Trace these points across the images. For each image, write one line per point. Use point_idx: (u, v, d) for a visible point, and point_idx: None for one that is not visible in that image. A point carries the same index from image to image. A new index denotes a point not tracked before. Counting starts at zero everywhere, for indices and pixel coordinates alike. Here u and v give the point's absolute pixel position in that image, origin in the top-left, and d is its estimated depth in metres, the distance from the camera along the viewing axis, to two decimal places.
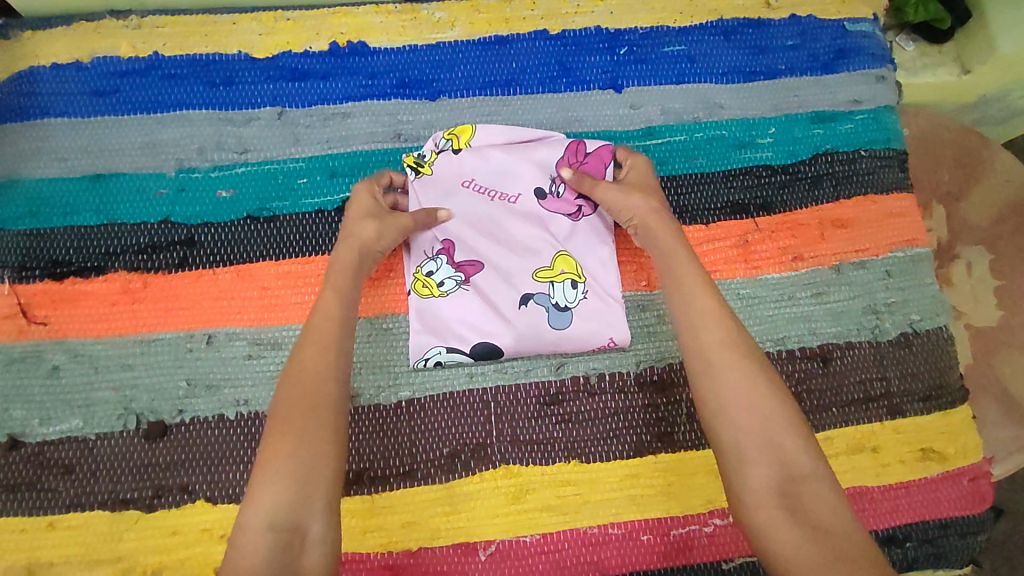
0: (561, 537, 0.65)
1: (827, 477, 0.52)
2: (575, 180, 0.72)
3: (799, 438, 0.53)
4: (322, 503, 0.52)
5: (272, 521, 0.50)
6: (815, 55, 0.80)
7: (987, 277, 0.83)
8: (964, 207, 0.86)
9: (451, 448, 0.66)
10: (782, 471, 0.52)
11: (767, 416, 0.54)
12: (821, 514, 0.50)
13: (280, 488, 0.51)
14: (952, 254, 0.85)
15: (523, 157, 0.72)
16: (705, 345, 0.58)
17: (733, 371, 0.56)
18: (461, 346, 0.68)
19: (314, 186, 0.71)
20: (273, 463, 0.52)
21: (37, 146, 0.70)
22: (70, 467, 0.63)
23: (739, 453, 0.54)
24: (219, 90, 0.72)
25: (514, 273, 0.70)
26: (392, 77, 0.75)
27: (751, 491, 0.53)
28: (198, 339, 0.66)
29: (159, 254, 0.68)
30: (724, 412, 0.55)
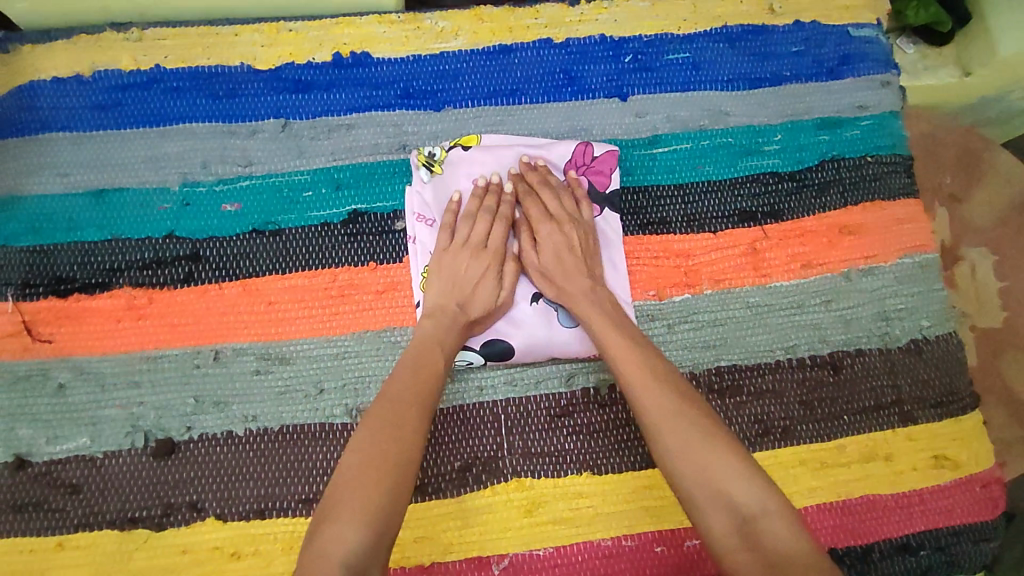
0: (574, 550, 0.65)
1: (777, 509, 0.52)
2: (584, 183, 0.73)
3: (739, 475, 0.53)
4: (384, 555, 0.51)
5: (350, 558, 0.49)
6: (819, 61, 0.80)
7: (991, 280, 0.85)
8: (967, 210, 0.88)
9: (463, 462, 0.66)
10: (734, 513, 0.52)
11: (705, 462, 0.54)
12: (787, 551, 0.49)
13: (359, 528, 0.50)
14: (955, 256, 0.87)
15: (537, 158, 0.72)
16: (641, 402, 0.59)
17: (666, 426, 0.57)
18: (470, 344, 0.67)
19: (320, 199, 0.71)
20: (352, 499, 0.51)
21: (39, 161, 0.69)
22: (77, 486, 0.62)
23: (693, 504, 0.54)
24: (222, 103, 0.72)
25: (521, 274, 0.70)
26: (396, 88, 0.74)
27: (714, 537, 0.52)
28: (205, 355, 0.66)
29: (164, 269, 0.67)
30: (670, 467, 0.56)
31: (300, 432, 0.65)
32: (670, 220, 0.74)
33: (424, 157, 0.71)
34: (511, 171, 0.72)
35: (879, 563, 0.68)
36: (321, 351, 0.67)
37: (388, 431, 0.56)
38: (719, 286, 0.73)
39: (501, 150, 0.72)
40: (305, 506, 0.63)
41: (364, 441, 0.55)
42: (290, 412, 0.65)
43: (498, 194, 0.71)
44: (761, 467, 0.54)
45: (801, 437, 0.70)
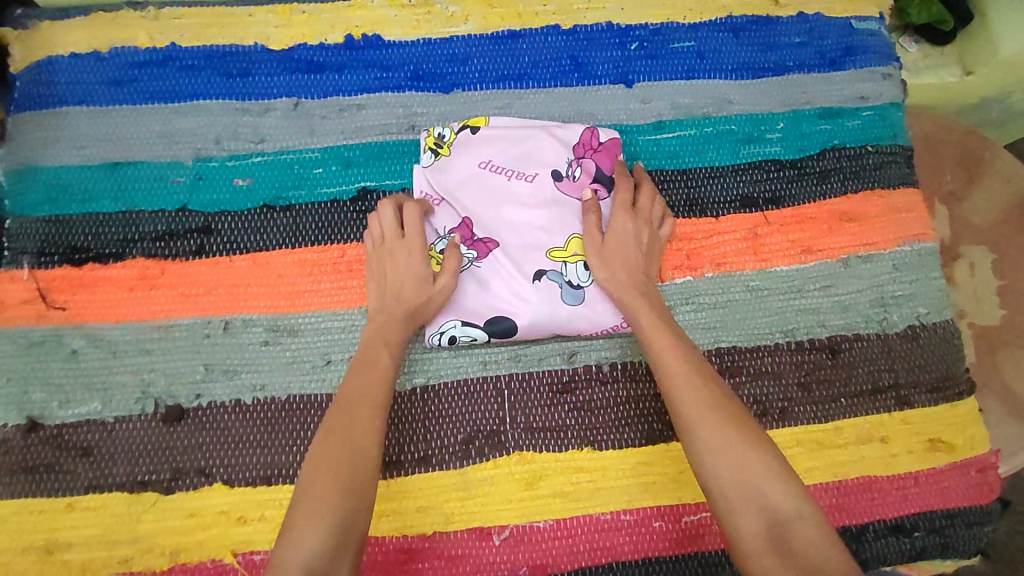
0: (574, 522, 0.66)
1: (811, 516, 0.52)
2: (589, 165, 0.73)
3: (776, 479, 0.54)
4: (351, 556, 0.51)
5: (309, 563, 0.48)
6: (822, 53, 0.81)
7: (990, 277, 0.84)
8: (967, 207, 0.87)
9: (467, 434, 0.67)
10: (769, 515, 0.52)
11: (746, 462, 0.55)
12: (815, 555, 0.49)
13: (319, 535, 0.50)
14: (954, 253, 0.86)
15: (544, 141, 0.73)
16: (681, 401, 0.59)
17: (707, 423, 0.57)
18: (474, 320, 0.68)
19: (330, 176, 0.72)
20: (313, 507, 0.52)
21: (56, 134, 0.71)
22: (88, 449, 0.63)
23: (725, 503, 0.54)
24: (236, 81, 0.73)
25: (527, 252, 0.70)
26: (406, 70, 0.76)
27: (743, 539, 0.52)
28: (215, 325, 0.67)
29: (176, 241, 0.69)
30: (706, 466, 0.56)
31: (306, 402, 0.66)
32: (673, 204, 0.75)
33: (430, 140, 0.73)
34: (518, 152, 0.73)
35: (872, 543, 0.69)
36: (328, 324, 0.68)
37: (346, 432, 0.57)
38: (720, 270, 0.74)
39: (508, 133, 0.73)
40: None
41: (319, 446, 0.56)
42: (297, 382, 0.67)
43: (505, 177, 0.72)
44: (794, 473, 0.55)
45: (799, 418, 0.71)
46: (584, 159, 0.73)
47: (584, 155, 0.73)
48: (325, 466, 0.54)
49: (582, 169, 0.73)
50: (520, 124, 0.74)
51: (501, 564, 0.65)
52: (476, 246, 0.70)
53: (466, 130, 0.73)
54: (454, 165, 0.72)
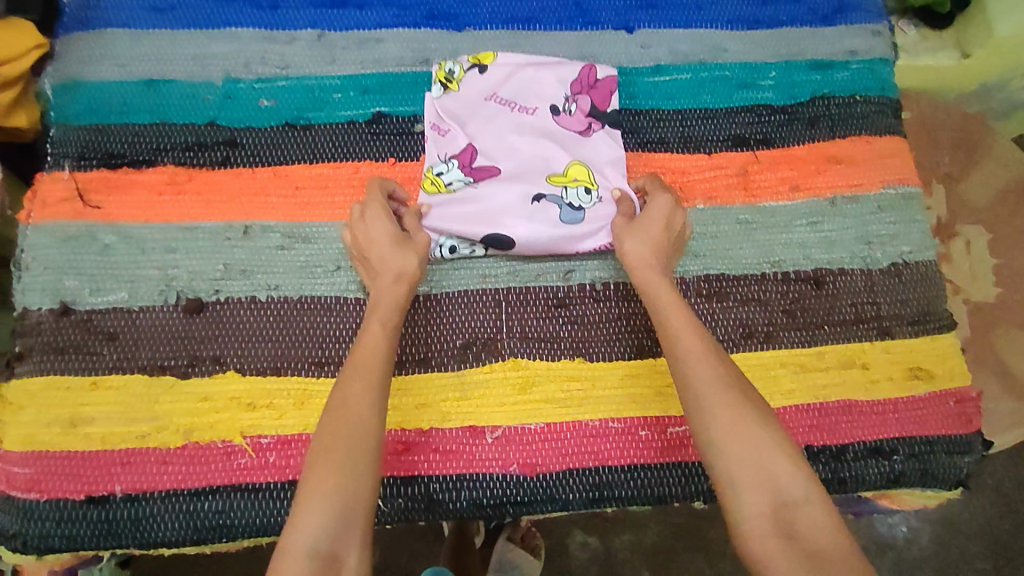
0: (564, 427, 0.70)
1: (819, 502, 0.55)
2: (585, 100, 0.77)
3: (786, 462, 0.57)
4: (359, 531, 0.54)
5: (312, 548, 0.52)
6: (815, 9, 0.86)
7: (985, 256, 0.92)
8: (963, 188, 0.95)
9: (465, 340, 0.71)
10: (776, 498, 0.55)
11: (756, 446, 0.57)
12: (820, 540, 0.53)
13: (318, 520, 0.53)
14: (952, 231, 0.93)
15: (545, 77, 0.77)
16: (692, 377, 0.61)
17: (720, 404, 0.59)
18: (473, 236, 0.71)
19: (348, 101, 0.77)
20: (313, 492, 0.54)
21: (99, 52, 0.76)
22: (114, 334, 0.68)
23: (732, 482, 0.57)
24: (265, 12, 0.79)
25: (527, 177, 0.74)
26: (422, 10, 0.81)
27: (747, 518, 0.55)
28: (236, 229, 0.72)
29: (203, 152, 0.74)
30: (716, 443, 0.58)
31: (317, 302, 0.71)
32: (668, 141, 0.80)
33: (439, 75, 0.77)
34: (520, 88, 0.77)
35: (852, 463, 0.72)
36: (341, 233, 0.73)
37: (343, 423, 0.58)
38: (711, 203, 0.78)
39: (513, 69, 0.77)
40: (318, 367, 0.69)
41: (320, 434, 0.58)
42: (310, 284, 0.71)
43: (509, 110, 0.76)
44: (801, 457, 0.58)
45: (783, 341, 0.74)
46: (581, 95, 0.77)
47: (581, 91, 0.77)
48: (325, 445, 0.57)
49: (579, 104, 0.77)
50: (523, 61, 0.78)
51: (493, 461, 0.69)
52: (475, 172, 0.74)
53: (476, 67, 0.77)
54: (460, 99, 0.76)
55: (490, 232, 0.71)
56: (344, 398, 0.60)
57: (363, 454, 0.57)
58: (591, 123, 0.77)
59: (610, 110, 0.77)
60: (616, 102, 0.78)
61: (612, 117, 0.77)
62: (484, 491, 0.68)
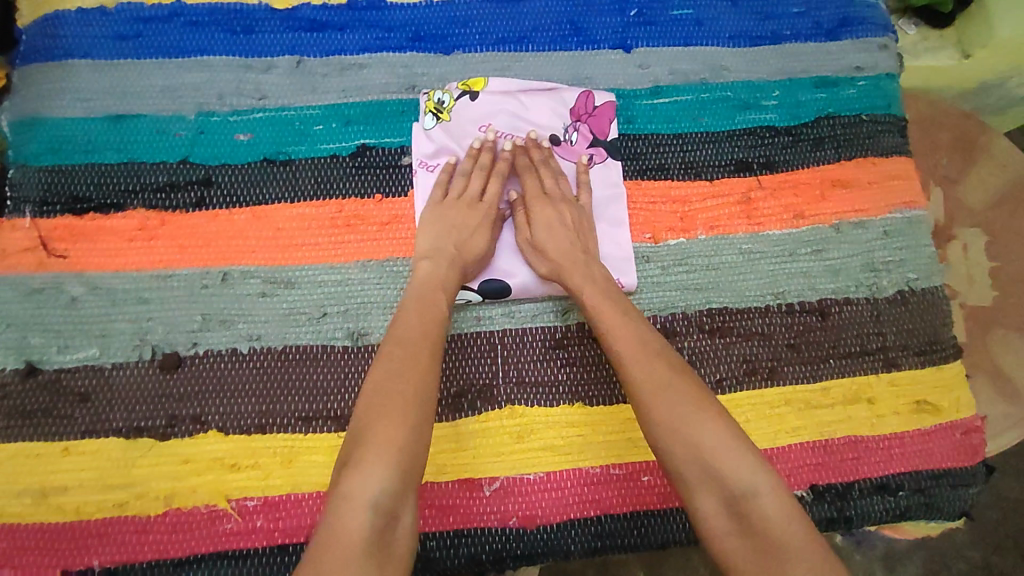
0: (564, 475, 0.67)
1: (768, 491, 0.53)
2: (585, 131, 0.75)
3: (727, 455, 0.54)
4: (414, 492, 0.54)
5: (376, 501, 0.51)
6: (819, 23, 0.82)
7: (983, 259, 0.85)
8: (961, 189, 0.87)
9: (459, 388, 0.68)
10: (725, 493, 0.53)
11: (695, 442, 0.55)
12: (775, 533, 0.51)
13: (385, 472, 0.52)
14: (949, 234, 0.87)
15: (541, 106, 0.74)
16: (632, 383, 0.60)
17: (656, 404, 0.57)
18: (470, 283, 0.70)
19: (330, 133, 0.73)
20: (379, 443, 0.53)
21: (60, 86, 0.71)
22: (86, 394, 0.64)
23: (684, 483, 0.55)
24: (239, 38, 0.74)
25: (524, 216, 0.72)
26: (407, 31, 0.77)
27: (703, 519, 0.54)
28: (213, 276, 0.68)
29: (175, 193, 0.70)
30: (663, 450, 0.57)
31: (303, 352, 0.67)
32: (669, 166, 0.76)
33: (431, 104, 0.73)
34: (517, 116, 0.74)
35: (858, 501, 0.70)
36: (325, 277, 0.69)
37: (402, 381, 0.57)
38: (713, 232, 0.75)
39: (506, 97, 0.74)
40: (305, 422, 0.65)
41: (384, 384, 0.57)
42: (294, 333, 0.68)
43: (507, 142, 0.73)
44: (749, 443, 0.55)
45: (789, 377, 0.72)
46: (580, 125, 0.75)
47: (579, 120, 0.75)
48: (394, 400, 0.56)
49: (579, 133, 0.75)
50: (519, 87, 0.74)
51: (491, 515, 0.66)
52: None
53: (467, 94, 0.73)
54: (454, 129, 0.73)
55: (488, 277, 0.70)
56: (408, 357, 0.59)
57: (421, 411, 0.56)
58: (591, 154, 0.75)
59: (608, 137, 0.75)
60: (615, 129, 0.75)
61: (612, 145, 0.75)
62: (482, 547, 0.65)
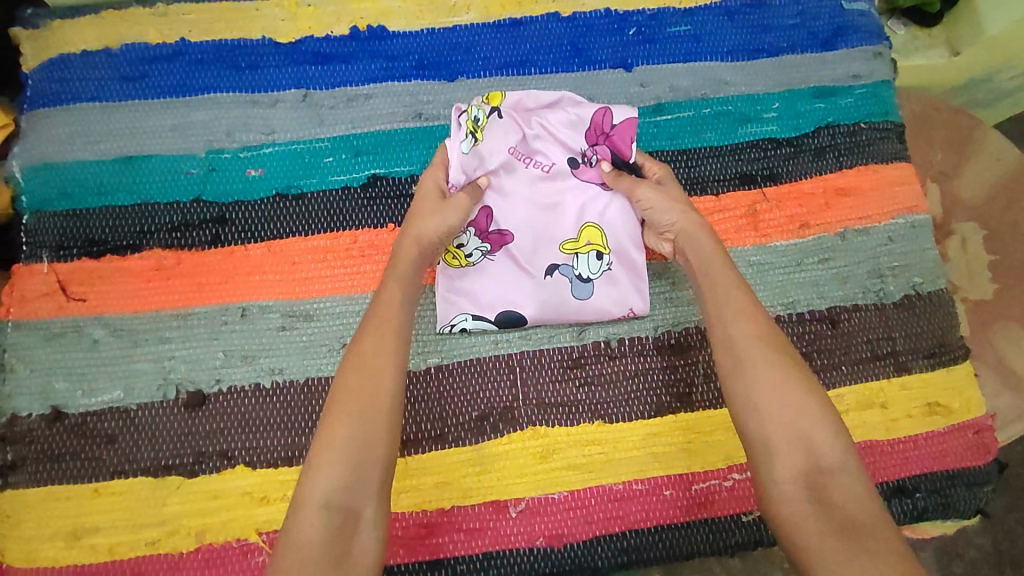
0: (587, 494, 0.68)
1: (854, 471, 0.55)
2: (603, 150, 0.71)
3: (828, 430, 0.56)
4: (375, 486, 0.55)
5: (327, 500, 0.53)
6: (815, 33, 0.83)
7: (982, 253, 0.87)
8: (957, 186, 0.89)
9: (481, 412, 0.69)
10: (811, 462, 0.55)
11: (797, 407, 0.57)
12: (851, 508, 0.53)
13: (334, 471, 0.54)
14: (946, 231, 0.89)
15: (561, 126, 0.71)
16: (735, 337, 0.61)
17: (765, 362, 0.59)
18: (486, 313, 0.70)
19: (340, 164, 0.74)
20: (333, 443, 0.55)
21: (70, 130, 0.72)
22: (112, 436, 0.65)
23: (770, 444, 0.56)
24: (245, 74, 0.75)
25: (539, 246, 0.71)
26: (411, 60, 0.77)
27: (780, 479, 0.55)
28: (233, 312, 0.69)
29: (191, 232, 0.70)
30: (756, 406, 0.58)
31: (324, 384, 0.68)
32: None
33: (466, 125, 0.69)
34: (541, 136, 0.71)
35: None
36: (343, 307, 0.70)
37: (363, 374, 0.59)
38: None
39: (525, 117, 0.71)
40: None
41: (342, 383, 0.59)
42: (314, 364, 0.68)
43: (526, 166, 0.71)
44: (841, 423, 0.57)
45: None
46: (598, 145, 0.71)
47: (597, 140, 0.71)
48: (341, 397, 0.58)
49: (597, 154, 0.71)
50: (546, 105, 0.71)
51: (517, 536, 0.67)
52: (491, 239, 0.71)
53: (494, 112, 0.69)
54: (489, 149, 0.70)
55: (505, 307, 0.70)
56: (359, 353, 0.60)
57: (376, 411, 0.57)
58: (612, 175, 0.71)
59: (629, 159, 0.71)
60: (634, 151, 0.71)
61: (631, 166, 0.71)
62: (511, 568, 0.66)
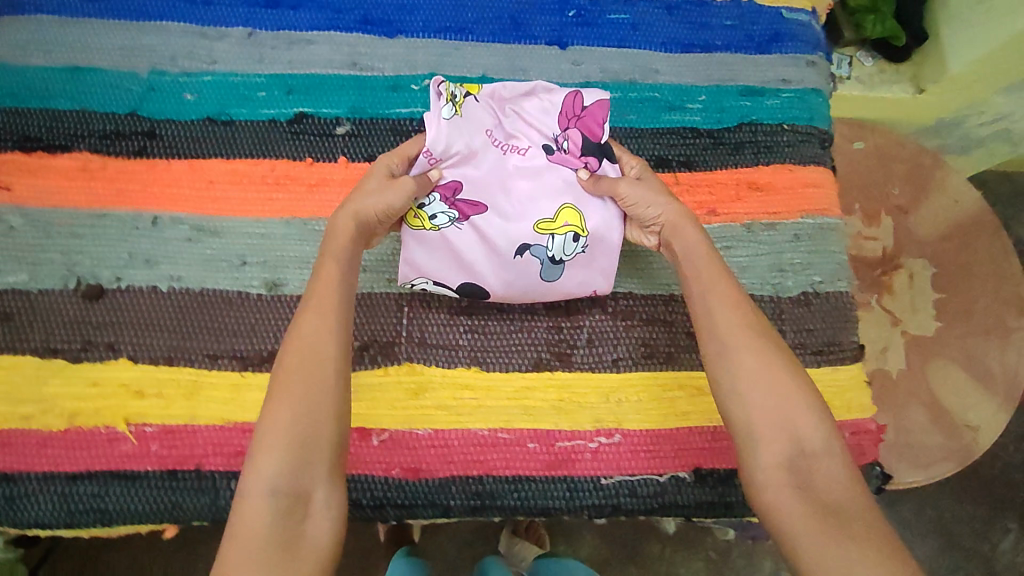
0: (452, 435, 0.69)
1: (838, 455, 0.57)
2: (577, 135, 0.69)
3: (811, 416, 0.58)
4: (326, 469, 0.56)
5: (275, 487, 0.55)
6: (751, 36, 0.86)
7: (927, 289, 0.92)
8: (912, 220, 0.95)
9: (362, 342, 0.71)
10: (795, 446, 0.57)
11: (780, 396, 0.58)
12: (836, 493, 0.55)
13: (279, 463, 0.55)
14: (895, 264, 0.93)
15: (535, 112, 0.69)
16: (720, 322, 0.62)
17: (746, 349, 0.60)
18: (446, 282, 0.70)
19: (271, 100, 0.78)
20: (276, 429, 0.56)
21: (29, 37, 0.78)
22: (10, 315, 0.69)
23: (751, 432, 0.58)
24: (198, 8, 0.80)
25: (513, 222, 0.68)
26: (356, 14, 0.82)
27: (762, 468, 0.57)
28: (145, 219, 0.73)
29: (121, 141, 0.75)
30: (742, 394, 0.59)
31: (217, 296, 0.71)
32: None
33: (446, 95, 0.65)
34: (516, 122, 0.69)
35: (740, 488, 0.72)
36: (249, 229, 0.73)
37: (313, 357, 0.59)
38: None
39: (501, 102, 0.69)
40: (211, 360, 0.69)
41: (285, 364, 0.58)
42: (212, 277, 0.72)
43: (501, 149, 0.68)
44: (827, 410, 0.59)
45: (684, 363, 0.74)
46: (569, 129, 0.69)
47: (567, 124, 0.69)
48: (291, 385, 0.57)
49: (571, 139, 0.69)
50: (521, 93, 0.69)
51: (375, 464, 0.69)
52: (458, 207, 0.68)
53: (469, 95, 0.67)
54: (460, 127, 0.66)
55: (467, 280, 0.70)
56: (293, 338, 0.59)
57: (326, 392, 0.58)
58: (587, 159, 0.69)
59: (601, 140, 0.70)
60: (605, 132, 0.70)
61: (605, 149, 0.70)
62: (363, 493, 0.68)
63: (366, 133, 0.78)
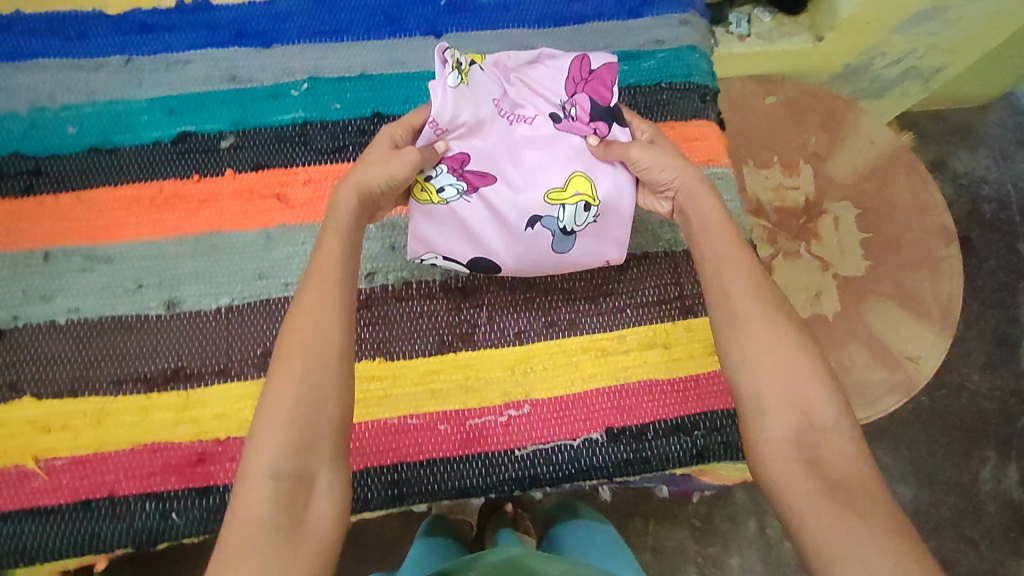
0: (364, 427, 0.71)
1: (847, 431, 0.56)
2: (584, 100, 0.70)
3: (823, 389, 0.57)
4: (331, 452, 0.55)
5: (275, 470, 0.53)
6: (622, 2, 0.87)
7: (853, 230, 0.93)
8: (830, 167, 0.95)
9: (266, 348, 0.72)
10: (804, 421, 0.56)
11: (794, 367, 0.58)
12: (842, 468, 0.53)
13: (285, 442, 0.53)
14: (820, 210, 0.94)
15: (540, 81, 0.70)
16: (732, 294, 0.62)
17: (761, 320, 0.61)
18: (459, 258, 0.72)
19: (154, 123, 0.79)
20: (278, 412, 0.54)
21: None
22: None
23: (759, 402, 0.58)
24: (72, 41, 0.81)
25: (522, 194, 0.69)
26: (231, 29, 0.83)
27: (769, 439, 0.57)
28: (37, 256, 0.74)
29: (6, 182, 0.75)
30: (752, 362, 0.60)
31: (116, 322, 0.72)
32: None
33: (452, 63, 0.64)
34: (521, 91, 0.70)
35: (653, 442, 0.73)
36: (142, 251, 0.74)
37: (317, 339, 0.57)
38: None
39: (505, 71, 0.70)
40: (116, 386, 0.70)
41: (293, 338, 0.57)
42: (110, 304, 0.72)
43: (508, 121, 0.69)
44: (839, 387, 0.58)
45: (586, 328, 0.76)
46: (576, 94, 0.70)
47: (575, 89, 0.70)
48: (288, 362, 0.56)
49: (578, 106, 0.70)
50: (525, 62, 0.71)
51: None
52: (467, 178, 0.68)
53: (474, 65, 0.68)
54: (467, 97, 0.65)
55: (478, 254, 0.72)
56: (303, 311, 0.59)
57: (331, 379, 0.56)
58: (596, 125, 0.70)
59: (610, 103, 0.71)
60: (614, 96, 0.71)
61: (614, 113, 0.71)
62: None
63: (250, 143, 0.79)
